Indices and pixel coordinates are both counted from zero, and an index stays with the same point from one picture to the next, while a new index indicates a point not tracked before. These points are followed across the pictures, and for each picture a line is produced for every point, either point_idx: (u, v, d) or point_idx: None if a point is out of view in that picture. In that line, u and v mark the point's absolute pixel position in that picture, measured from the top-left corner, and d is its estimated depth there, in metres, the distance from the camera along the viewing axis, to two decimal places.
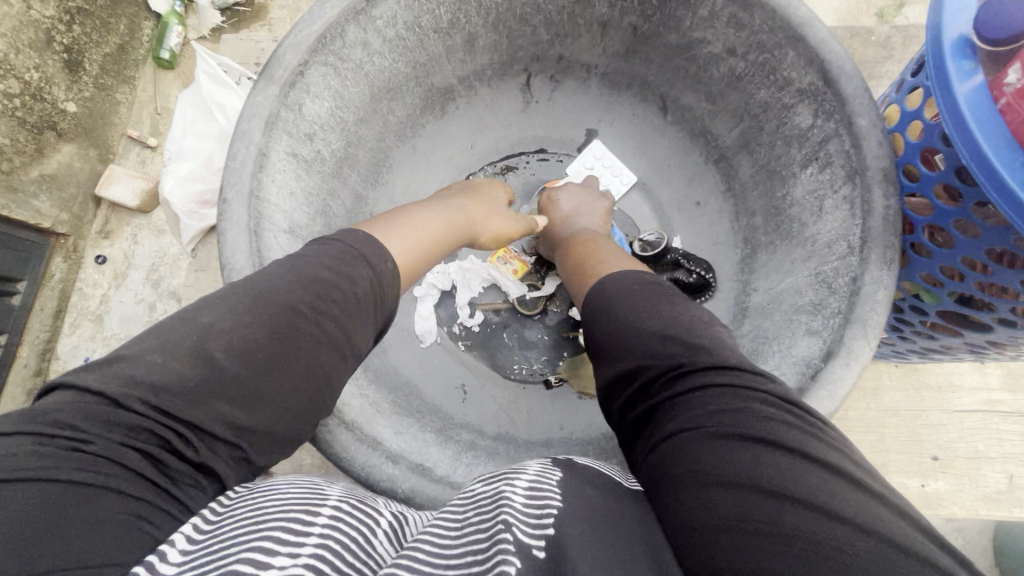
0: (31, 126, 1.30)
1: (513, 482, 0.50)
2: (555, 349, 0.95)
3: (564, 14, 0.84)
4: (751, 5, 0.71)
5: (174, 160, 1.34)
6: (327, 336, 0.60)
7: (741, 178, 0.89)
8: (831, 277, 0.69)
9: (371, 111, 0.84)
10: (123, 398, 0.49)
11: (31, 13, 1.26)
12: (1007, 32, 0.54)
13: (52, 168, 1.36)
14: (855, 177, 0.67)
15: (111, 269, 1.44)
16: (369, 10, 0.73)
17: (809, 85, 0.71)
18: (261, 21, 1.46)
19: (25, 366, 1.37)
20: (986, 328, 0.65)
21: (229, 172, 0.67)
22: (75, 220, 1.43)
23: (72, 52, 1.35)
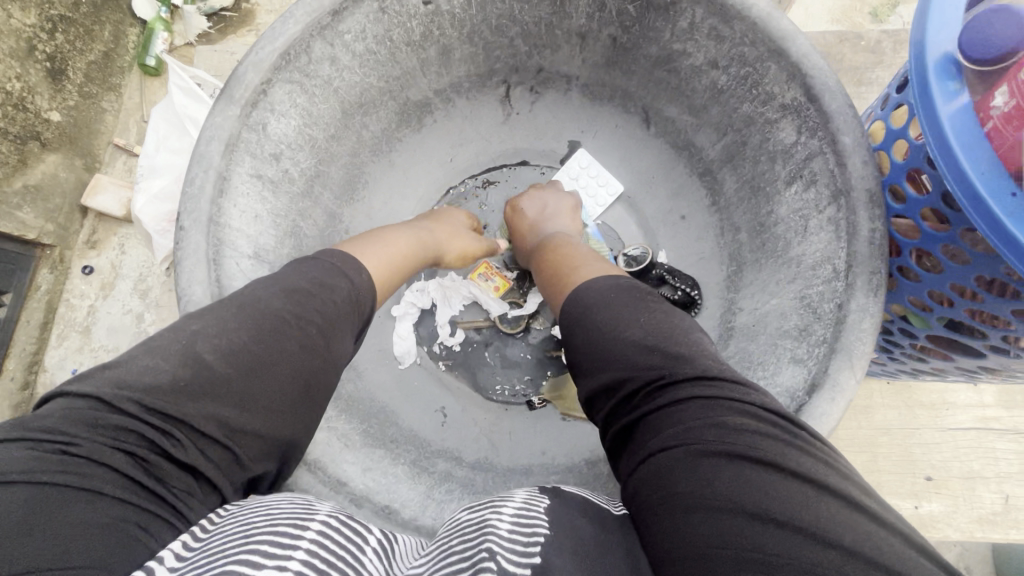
0: (14, 137, 1.27)
1: (499, 510, 0.49)
2: (538, 367, 0.94)
3: (541, 26, 0.83)
4: (731, 18, 0.69)
5: (146, 176, 1.30)
6: (304, 354, 0.58)
7: (726, 192, 0.87)
8: (816, 302, 0.68)
9: (344, 127, 0.83)
10: (113, 399, 0.48)
11: (12, 22, 1.22)
12: (994, 52, 0.52)
13: (37, 178, 1.34)
14: (841, 198, 0.65)
15: (98, 279, 1.43)
16: (335, 25, 0.71)
17: (792, 100, 0.69)
18: (248, 26, 1.47)
19: (12, 379, 1.34)
20: (978, 355, 0.64)
21: (187, 198, 0.65)
22: (62, 231, 1.41)
23: (56, 61, 1.32)
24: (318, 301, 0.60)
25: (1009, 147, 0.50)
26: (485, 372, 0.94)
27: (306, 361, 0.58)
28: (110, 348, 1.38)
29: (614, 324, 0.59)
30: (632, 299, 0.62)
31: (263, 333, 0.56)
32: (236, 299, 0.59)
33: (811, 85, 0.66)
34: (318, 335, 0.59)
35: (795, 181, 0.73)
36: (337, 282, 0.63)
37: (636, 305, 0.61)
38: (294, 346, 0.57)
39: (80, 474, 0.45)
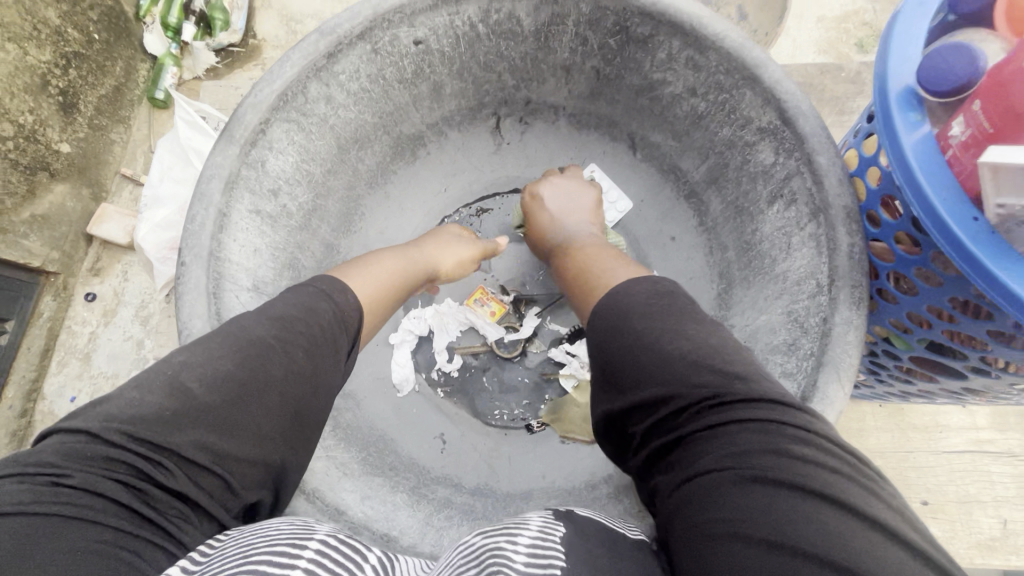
0: (24, 167, 1.30)
1: (513, 540, 0.48)
2: (536, 391, 0.94)
3: (527, 60, 0.86)
4: (706, 49, 0.72)
5: (151, 206, 1.32)
6: (290, 379, 0.58)
7: (712, 215, 0.88)
8: (802, 315, 0.68)
9: (339, 162, 0.85)
10: (102, 430, 0.49)
11: (28, 59, 1.27)
12: (948, 84, 0.53)
13: (44, 208, 1.36)
14: (820, 215, 0.66)
15: (100, 306, 1.45)
16: (330, 67, 0.74)
17: (769, 124, 0.71)
18: (255, 61, 1.53)
19: (10, 407, 1.34)
20: (961, 375, 0.64)
21: (188, 235, 0.67)
22: (66, 258, 1.43)
23: (68, 95, 1.37)
24: (307, 329, 0.61)
25: (969, 172, 0.52)
26: (484, 397, 0.93)
27: (292, 386, 0.58)
28: (110, 375, 1.39)
29: (663, 331, 0.56)
30: (675, 308, 0.59)
31: (246, 359, 0.56)
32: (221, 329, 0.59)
33: (785, 108, 0.68)
34: (305, 358, 0.59)
35: (777, 200, 0.74)
36: (320, 307, 0.63)
37: (676, 315, 0.58)
38: (280, 374, 0.57)
39: (73, 504, 0.45)
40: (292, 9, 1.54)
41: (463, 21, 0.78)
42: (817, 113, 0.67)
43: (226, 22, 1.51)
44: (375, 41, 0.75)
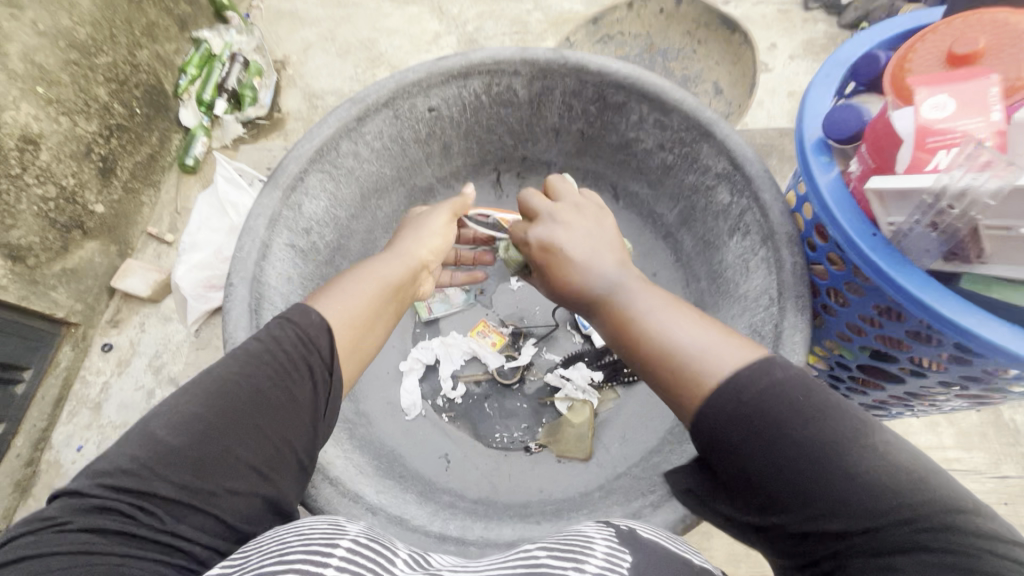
0: (61, 225, 1.40)
1: (580, 565, 0.43)
2: (535, 416, 0.96)
3: (522, 123, 0.97)
4: (669, 111, 0.84)
5: (187, 250, 1.43)
6: (261, 410, 0.59)
7: (687, 252, 0.95)
8: (759, 326, 0.71)
9: (362, 208, 0.94)
10: (90, 485, 0.52)
11: (76, 130, 1.40)
12: (846, 132, 0.63)
13: (73, 263, 1.45)
14: (768, 241, 0.72)
15: (116, 356, 1.50)
16: (359, 128, 0.85)
17: (724, 170, 0.80)
18: (279, 131, 1.70)
19: (17, 456, 1.36)
20: (900, 380, 0.69)
21: (237, 261, 0.74)
22: (89, 310, 1.50)
23: (107, 161, 1.49)
24: (276, 364, 0.62)
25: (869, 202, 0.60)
26: (486, 421, 0.96)
27: (265, 417, 0.59)
28: (120, 424, 1.42)
29: (840, 449, 0.47)
30: (823, 405, 0.50)
31: (212, 398, 0.58)
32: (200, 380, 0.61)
33: (734, 156, 0.78)
34: (274, 389, 0.61)
35: (734, 232, 0.81)
36: (287, 335, 0.64)
37: (825, 411, 0.49)
38: (247, 410, 0.59)
39: (76, 543, 0.48)
40: (315, 88, 1.76)
41: (470, 93, 0.90)
42: (761, 162, 0.76)
43: (254, 97, 1.68)
44: (397, 108, 0.87)
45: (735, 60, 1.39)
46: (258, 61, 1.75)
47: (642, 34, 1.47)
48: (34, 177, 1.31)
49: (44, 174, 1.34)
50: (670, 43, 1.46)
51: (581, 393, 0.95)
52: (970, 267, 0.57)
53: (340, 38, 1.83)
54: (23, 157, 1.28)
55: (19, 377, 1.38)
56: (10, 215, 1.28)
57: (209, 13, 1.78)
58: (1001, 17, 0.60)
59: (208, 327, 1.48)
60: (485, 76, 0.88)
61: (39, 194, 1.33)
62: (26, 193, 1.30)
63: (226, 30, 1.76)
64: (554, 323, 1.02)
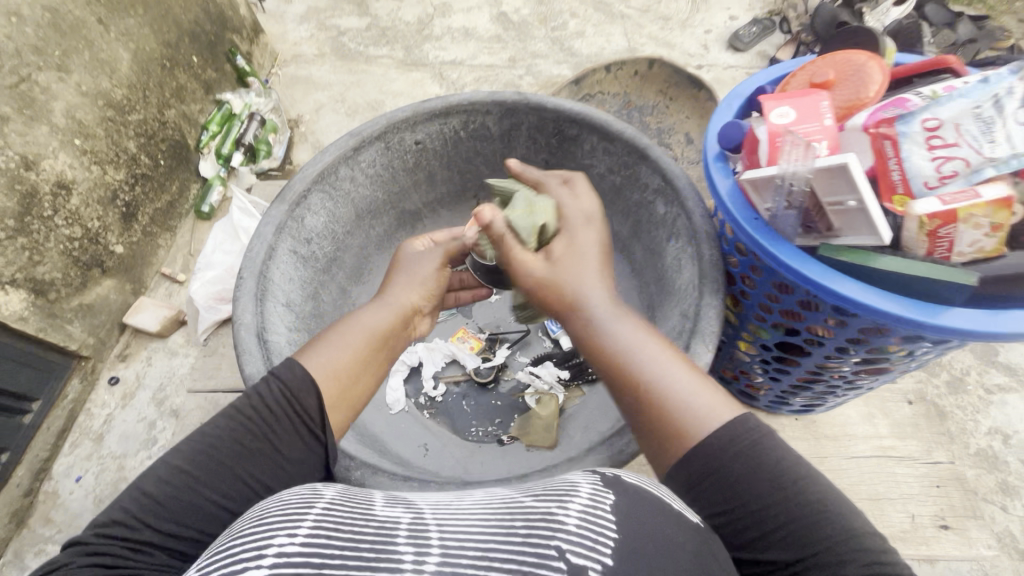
0: (83, 263, 1.50)
1: (565, 504, 0.48)
2: (507, 412, 1.02)
3: (496, 156, 1.08)
4: (615, 138, 0.93)
5: (202, 269, 1.58)
6: (242, 461, 0.60)
7: (637, 261, 1.01)
8: (684, 308, 0.79)
9: (356, 226, 1.04)
10: (91, 533, 0.54)
11: (105, 177, 1.53)
12: (732, 142, 0.73)
13: (90, 299, 1.53)
14: (694, 238, 0.80)
15: (121, 388, 1.55)
16: (356, 155, 0.95)
17: (659, 185, 0.89)
18: None
19: (18, 486, 1.39)
20: (808, 352, 0.78)
21: (246, 259, 0.83)
22: (99, 344, 1.56)
23: (130, 207, 1.61)
24: (253, 419, 0.62)
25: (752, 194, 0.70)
26: (462, 416, 1.02)
27: (249, 466, 0.60)
28: (119, 455, 1.45)
29: (822, 507, 0.49)
30: (806, 471, 0.52)
31: (196, 454, 0.59)
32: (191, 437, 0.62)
33: (666, 174, 0.87)
34: (253, 442, 0.61)
35: (671, 237, 0.88)
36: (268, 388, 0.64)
37: (806, 472, 0.52)
38: (229, 461, 0.60)
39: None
40: (324, 141, 1.93)
41: (450, 128, 1.02)
42: (686, 175, 0.85)
43: (269, 151, 1.85)
44: (387, 140, 0.98)
45: (703, 113, 1.54)
46: (274, 119, 1.93)
47: (620, 93, 1.63)
48: (63, 219, 1.43)
49: (72, 216, 1.45)
50: (646, 100, 1.62)
51: (548, 388, 1.02)
52: (825, 238, 0.66)
53: (349, 99, 2.03)
54: (56, 202, 1.40)
55: (28, 407, 1.43)
56: (37, 252, 1.38)
57: (232, 78, 1.97)
58: (860, 58, 0.73)
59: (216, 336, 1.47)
60: (463, 115, 1.00)
61: (66, 234, 1.44)
62: (54, 233, 1.41)
63: (246, 92, 1.95)
64: (525, 329, 1.10)
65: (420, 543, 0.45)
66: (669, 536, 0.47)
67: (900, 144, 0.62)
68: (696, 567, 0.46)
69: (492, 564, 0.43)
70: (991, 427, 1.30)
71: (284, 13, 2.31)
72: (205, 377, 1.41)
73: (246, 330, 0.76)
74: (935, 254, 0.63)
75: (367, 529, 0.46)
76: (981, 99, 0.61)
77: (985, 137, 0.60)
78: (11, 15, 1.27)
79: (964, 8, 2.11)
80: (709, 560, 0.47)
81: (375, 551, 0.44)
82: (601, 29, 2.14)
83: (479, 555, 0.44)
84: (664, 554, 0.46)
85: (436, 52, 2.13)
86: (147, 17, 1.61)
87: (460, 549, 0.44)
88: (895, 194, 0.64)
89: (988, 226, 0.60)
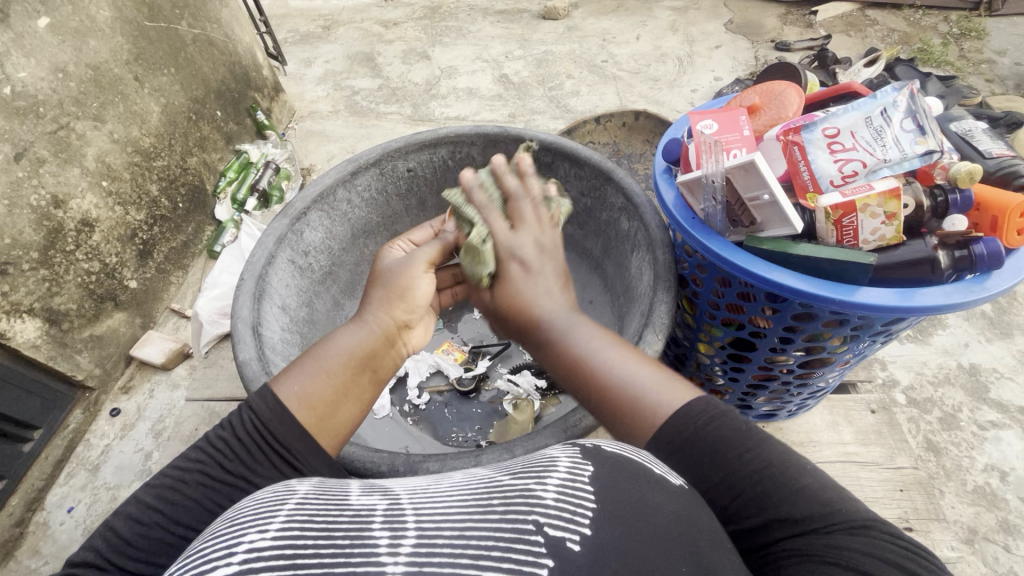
0: (97, 296, 1.54)
1: (543, 480, 0.47)
2: (486, 419, 1.06)
3: None
4: (582, 163, 1.01)
5: (209, 290, 1.66)
6: (213, 494, 0.58)
7: (609, 276, 1.06)
8: (640, 311, 0.83)
9: (352, 244, 1.11)
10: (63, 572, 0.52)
11: (126, 218, 1.61)
12: (672, 157, 0.84)
13: (101, 331, 1.56)
14: (652, 246, 0.86)
15: (121, 420, 1.53)
16: (354, 179, 1.04)
17: (621, 203, 0.96)
18: None
19: (9, 515, 1.35)
20: (754, 347, 0.87)
21: (249, 263, 0.89)
22: (105, 376, 1.57)
23: (147, 245, 1.68)
24: (224, 453, 0.61)
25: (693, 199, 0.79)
26: (444, 423, 1.07)
27: (220, 499, 0.58)
28: (113, 486, 1.40)
29: (783, 470, 0.53)
30: (767, 440, 0.55)
31: (163, 491, 0.58)
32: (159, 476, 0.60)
33: (627, 192, 0.94)
34: (226, 474, 0.59)
35: (635, 249, 0.94)
36: (242, 419, 0.63)
37: (761, 439, 0.55)
38: (200, 496, 0.58)
39: None
40: None
41: (438, 158, 1.11)
42: (645, 194, 0.92)
43: (281, 197, 1.97)
44: (382, 167, 1.07)
45: None
46: (288, 167, 2.07)
47: (610, 142, 1.75)
48: (83, 254, 1.50)
49: (92, 252, 1.52)
50: (633, 148, 1.73)
51: (526, 394, 1.06)
52: (752, 231, 0.73)
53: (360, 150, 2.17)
54: (78, 237, 1.48)
55: (30, 435, 1.43)
56: (56, 284, 1.43)
57: (251, 131, 2.12)
58: (780, 88, 0.84)
59: (216, 349, 1.50)
60: (450, 146, 1.09)
61: (85, 268, 1.50)
62: (73, 267, 1.47)
63: (264, 143, 2.10)
64: (506, 342, 1.15)
65: (395, 527, 0.43)
66: (648, 502, 0.47)
67: (806, 149, 0.70)
68: (677, 531, 0.46)
69: (469, 543, 0.42)
70: (988, 464, 1.25)
71: (303, 75, 2.53)
72: (203, 387, 1.41)
73: (242, 323, 0.81)
74: (844, 242, 0.70)
75: (343, 518, 0.44)
76: (871, 110, 0.70)
77: (876, 142, 0.68)
78: (58, 71, 1.41)
79: (934, 69, 2.25)
80: (689, 525, 0.47)
81: (350, 538, 0.42)
82: (594, 89, 2.30)
83: (456, 534, 0.42)
84: (644, 520, 0.46)
85: (441, 109, 2.30)
86: (178, 76, 1.77)
87: (437, 530, 0.43)
88: (807, 193, 0.72)
89: (884, 216, 0.67)
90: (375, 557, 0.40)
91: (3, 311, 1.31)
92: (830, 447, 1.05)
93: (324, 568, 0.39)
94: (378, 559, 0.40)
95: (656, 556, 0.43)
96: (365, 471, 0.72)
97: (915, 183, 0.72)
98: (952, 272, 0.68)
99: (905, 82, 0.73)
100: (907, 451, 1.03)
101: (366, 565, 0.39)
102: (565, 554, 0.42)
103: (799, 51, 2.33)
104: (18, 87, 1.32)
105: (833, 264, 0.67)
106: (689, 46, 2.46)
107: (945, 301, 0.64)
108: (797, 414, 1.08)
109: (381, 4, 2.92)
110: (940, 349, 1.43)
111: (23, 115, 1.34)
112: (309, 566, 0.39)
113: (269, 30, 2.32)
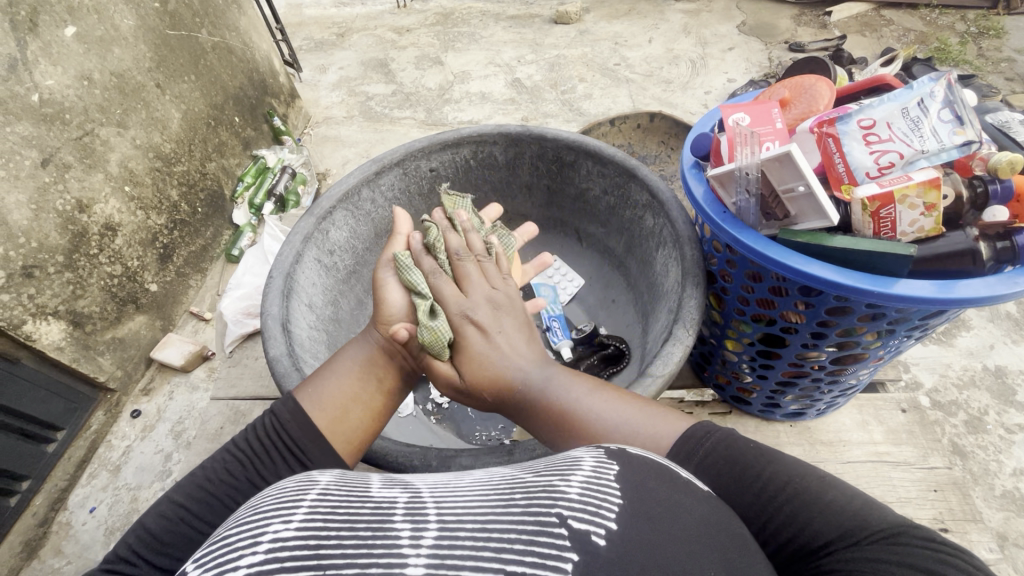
0: (120, 298, 1.56)
1: (567, 476, 0.46)
2: (509, 417, 1.07)
3: (501, 182, 1.17)
4: (606, 161, 1.01)
5: (232, 290, 1.68)
6: (236, 492, 0.59)
7: (633, 275, 1.07)
8: (669, 305, 0.82)
9: (375, 243, 1.12)
10: (105, 560, 0.53)
11: (148, 222, 1.63)
12: (701, 150, 0.84)
13: (123, 333, 1.57)
14: (678, 242, 0.85)
15: (142, 422, 1.53)
16: (377, 178, 1.05)
17: (645, 200, 0.96)
18: None
19: (34, 515, 1.37)
20: (785, 343, 0.86)
21: (276, 262, 0.90)
22: (126, 378, 1.58)
23: (167, 249, 1.70)
24: (251, 453, 0.62)
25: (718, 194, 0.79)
26: (467, 422, 1.08)
27: (241, 497, 0.59)
28: (134, 487, 1.40)
29: (798, 484, 0.52)
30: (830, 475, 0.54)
31: (195, 489, 0.59)
32: (198, 469, 0.61)
33: (652, 189, 0.94)
34: (247, 472, 0.60)
35: (660, 246, 0.94)
36: (266, 422, 0.64)
37: (773, 455, 0.55)
38: (226, 494, 0.59)
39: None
40: None
41: (461, 158, 1.11)
42: (671, 190, 0.91)
43: (298, 202, 1.98)
44: (406, 166, 1.08)
45: None
46: (304, 172, 2.09)
47: (625, 144, 1.75)
48: (106, 257, 1.52)
49: (115, 255, 1.54)
50: (648, 150, 1.73)
51: None
52: (784, 224, 0.72)
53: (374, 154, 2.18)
54: (102, 241, 1.50)
55: (53, 436, 1.44)
56: (80, 287, 1.45)
57: (268, 136, 2.15)
58: (810, 81, 0.84)
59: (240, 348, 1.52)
60: (472, 145, 1.09)
61: (108, 271, 1.52)
62: (97, 270, 1.49)
63: (281, 149, 2.12)
64: None
65: (417, 520, 0.42)
66: (675, 502, 0.46)
67: (841, 141, 0.70)
68: (703, 531, 0.45)
69: (491, 536, 0.41)
70: (1017, 468, 1.22)
71: (318, 82, 2.56)
72: (228, 385, 1.43)
73: (272, 319, 0.82)
74: (882, 233, 0.69)
75: (365, 510, 0.44)
76: (908, 101, 0.69)
77: (913, 133, 0.68)
78: (82, 79, 1.44)
79: (951, 67, 2.23)
80: (714, 527, 0.46)
81: (373, 529, 0.41)
82: (607, 92, 2.30)
83: (478, 528, 0.42)
84: (670, 518, 0.44)
85: (455, 113, 2.31)
86: (198, 83, 1.80)
87: (458, 523, 0.42)
88: (842, 184, 0.71)
89: (923, 207, 0.66)
90: (398, 549, 0.39)
91: (30, 313, 1.33)
92: (859, 447, 1.04)
93: (347, 558, 0.39)
94: (400, 551, 0.39)
95: (682, 555, 0.42)
96: (396, 464, 0.72)
97: (954, 174, 0.72)
98: (995, 263, 0.68)
99: (943, 72, 0.73)
100: (935, 449, 1.02)
101: (389, 556, 0.39)
102: (590, 548, 0.40)
103: (814, 52, 2.31)
104: (45, 94, 1.35)
105: (867, 255, 0.66)
106: (701, 48, 2.46)
107: (989, 292, 0.63)
108: (825, 414, 1.07)
109: (393, 11, 2.95)
110: (964, 351, 1.41)
111: (49, 122, 1.36)
112: (334, 556, 0.39)
113: (285, 38, 2.35)
